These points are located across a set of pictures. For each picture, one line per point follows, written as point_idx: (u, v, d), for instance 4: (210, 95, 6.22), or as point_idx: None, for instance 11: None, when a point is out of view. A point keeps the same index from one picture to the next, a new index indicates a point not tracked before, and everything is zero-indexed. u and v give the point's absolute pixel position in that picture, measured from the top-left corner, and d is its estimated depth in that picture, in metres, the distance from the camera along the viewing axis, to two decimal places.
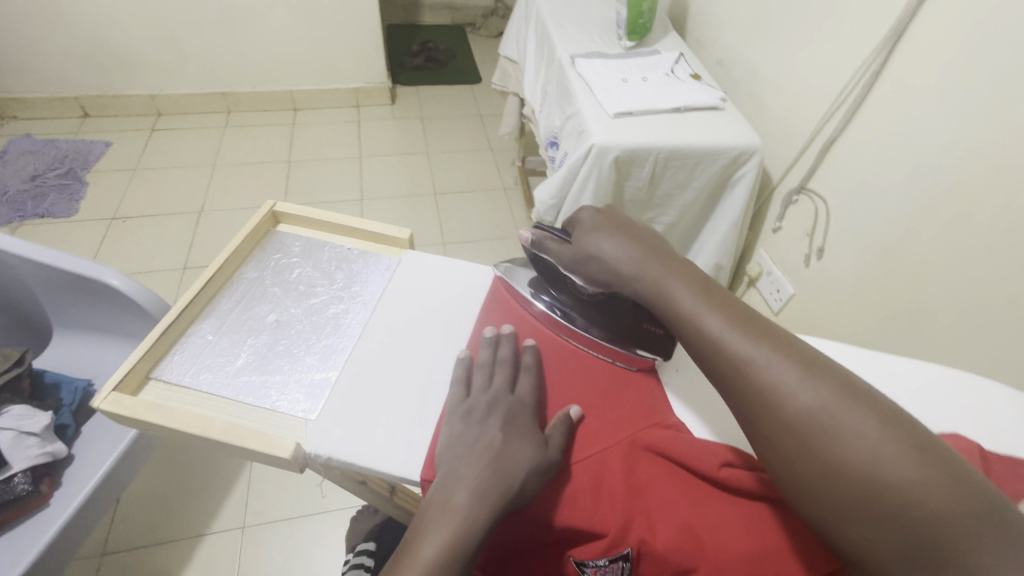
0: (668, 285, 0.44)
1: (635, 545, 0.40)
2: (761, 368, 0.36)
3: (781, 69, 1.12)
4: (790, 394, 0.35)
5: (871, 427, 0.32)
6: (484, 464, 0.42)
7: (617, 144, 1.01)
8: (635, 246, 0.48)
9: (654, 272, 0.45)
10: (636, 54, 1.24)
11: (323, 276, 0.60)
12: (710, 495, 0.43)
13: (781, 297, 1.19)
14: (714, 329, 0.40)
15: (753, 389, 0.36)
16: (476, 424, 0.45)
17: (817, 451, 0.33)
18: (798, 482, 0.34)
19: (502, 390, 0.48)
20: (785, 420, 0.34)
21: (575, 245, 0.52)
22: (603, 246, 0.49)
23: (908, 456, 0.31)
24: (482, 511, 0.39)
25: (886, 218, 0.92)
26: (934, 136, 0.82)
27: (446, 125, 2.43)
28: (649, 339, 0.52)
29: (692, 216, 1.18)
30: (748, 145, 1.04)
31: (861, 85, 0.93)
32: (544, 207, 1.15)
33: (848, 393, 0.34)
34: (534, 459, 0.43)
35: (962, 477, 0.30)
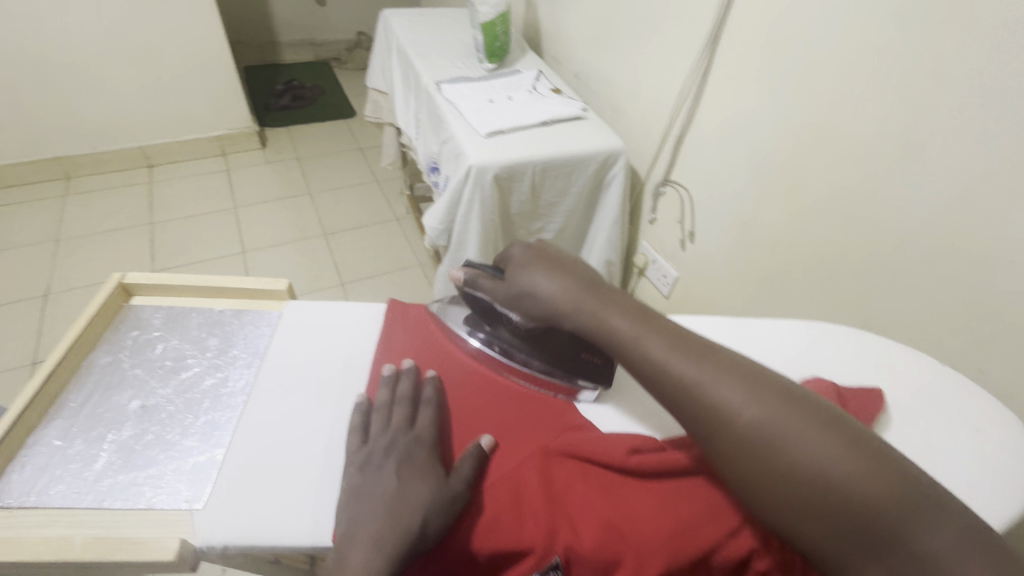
0: (607, 314, 0.48)
1: (564, 552, 0.41)
2: (711, 384, 0.42)
3: (630, 77, 1.23)
4: (735, 403, 0.40)
5: (804, 425, 0.38)
6: (384, 519, 0.41)
7: (494, 162, 1.04)
8: (571, 278, 0.52)
9: (588, 302, 0.49)
10: (498, 75, 1.29)
11: (193, 346, 0.55)
12: (625, 484, 0.45)
13: (668, 280, 1.28)
14: (660, 355, 0.44)
15: (706, 404, 0.41)
16: (373, 473, 0.44)
17: (768, 454, 0.38)
18: (757, 486, 0.38)
19: (399, 430, 0.47)
20: (739, 433, 0.40)
21: (509, 282, 0.54)
22: (543, 279, 0.52)
23: (840, 448, 0.37)
24: (381, 567, 0.39)
25: (737, 196, 1.03)
26: (760, 122, 0.94)
27: (326, 163, 2.35)
28: (587, 368, 0.54)
29: (577, 220, 1.25)
30: (612, 148, 1.13)
31: (696, 83, 1.05)
32: (434, 232, 1.14)
33: (786, 402, 0.40)
34: (434, 500, 0.42)
35: (884, 457, 0.37)
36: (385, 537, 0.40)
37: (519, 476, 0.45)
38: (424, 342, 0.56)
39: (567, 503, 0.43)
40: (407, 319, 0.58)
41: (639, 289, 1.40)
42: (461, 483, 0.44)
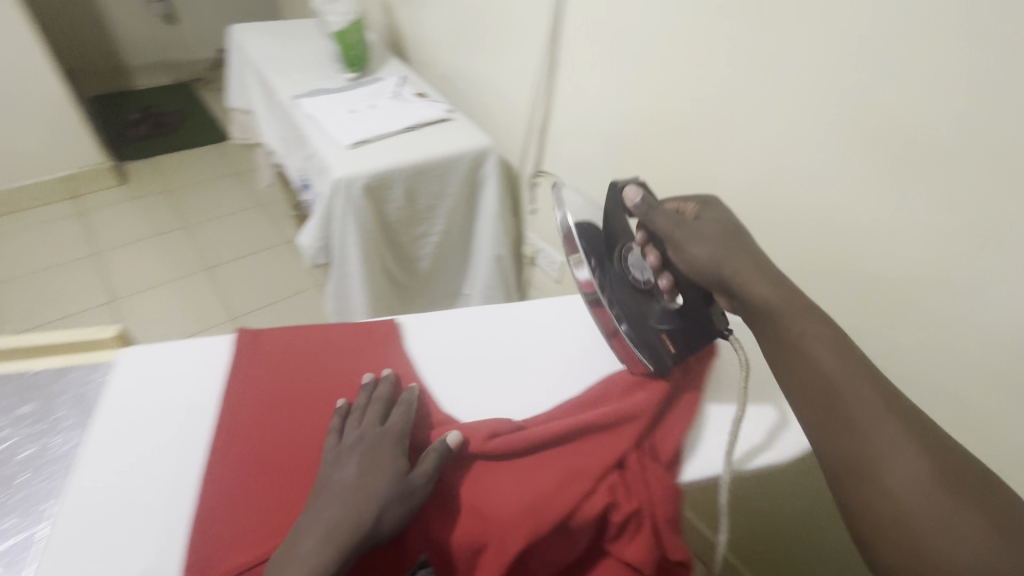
0: (747, 281, 0.49)
1: (427, 549, 0.44)
2: (821, 354, 0.45)
3: (491, 75, 1.26)
4: (836, 381, 0.44)
5: (920, 458, 0.39)
6: (339, 517, 0.40)
7: (361, 173, 1.03)
8: (730, 236, 0.52)
9: (742, 267, 0.50)
10: (359, 84, 1.27)
11: (5, 417, 0.49)
12: (485, 468, 0.48)
13: (556, 265, 1.34)
14: (824, 368, 0.44)
15: (808, 367, 0.45)
16: (334, 468, 0.44)
17: (848, 425, 0.42)
18: (828, 445, 0.43)
19: (371, 425, 0.48)
20: (876, 472, 0.40)
21: (685, 232, 0.53)
22: (711, 229, 0.53)
23: (920, 455, 0.39)
24: (332, 553, 0.38)
25: (600, 179, 1.10)
26: (606, 108, 1.01)
27: (200, 192, 2.19)
28: (656, 346, 0.53)
29: (460, 220, 1.26)
30: (480, 146, 1.15)
31: (548, 76, 1.10)
32: (312, 251, 1.11)
33: (941, 469, 0.39)
34: (393, 495, 0.43)
35: (967, 483, 0.39)
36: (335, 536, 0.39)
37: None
38: (278, 368, 0.54)
39: (429, 504, 0.45)
40: (259, 346, 0.56)
41: (532, 278, 1.44)
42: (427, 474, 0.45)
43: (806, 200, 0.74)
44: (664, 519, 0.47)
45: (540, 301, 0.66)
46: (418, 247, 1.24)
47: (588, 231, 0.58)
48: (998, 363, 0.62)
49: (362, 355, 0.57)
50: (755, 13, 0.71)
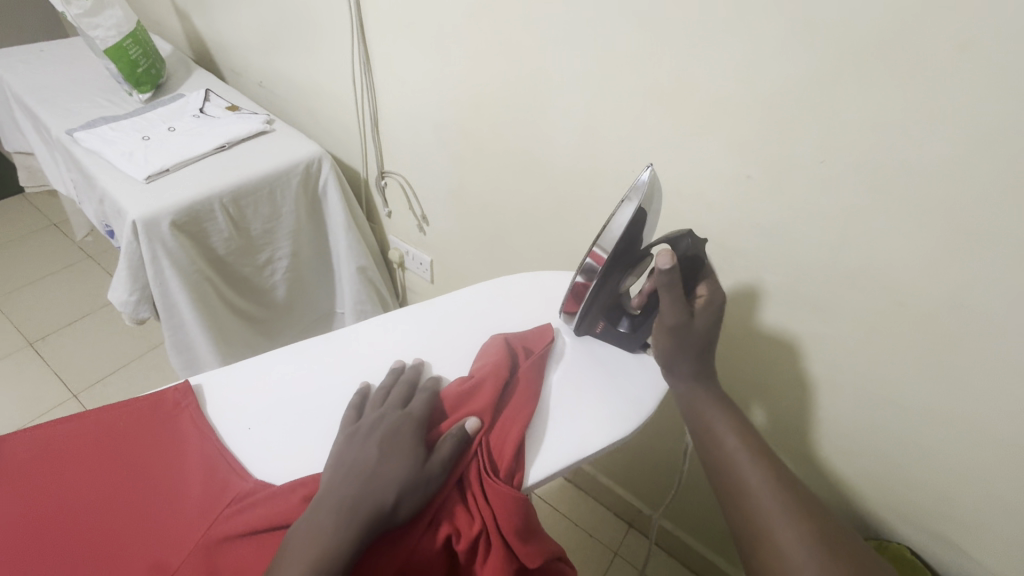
0: (676, 369, 0.55)
1: None
2: (725, 432, 0.51)
3: (309, 75, 1.16)
4: (736, 457, 0.50)
5: (800, 523, 0.45)
6: (353, 507, 0.41)
7: (163, 209, 0.89)
8: (708, 331, 0.54)
9: (690, 359, 0.54)
10: (155, 105, 1.10)
11: None
12: None
13: (425, 266, 1.28)
14: (727, 441, 0.51)
15: (715, 445, 0.51)
16: (357, 447, 0.46)
17: (745, 495, 0.48)
18: (731, 516, 0.48)
19: (392, 409, 0.49)
20: (764, 533, 0.45)
21: (679, 326, 0.52)
22: (705, 326, 0.53)
23: (808, 524, 0.45)
24: (346, 539, 0.39)
25: (443, 171, 1.05)
26: (429, 96, 0.96)
27: (3, 256, 1.84)
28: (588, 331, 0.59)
29: (308, 237, 1.15)
30: (308, 155, 1.05)
31: (365, 70, 1.02)
32: (128, 307, 0.95)
33: (820, 535, 0.44)
34: (410, 478, 0.43)
35: (846, 554, 0.43)
36: (349, 527, 0.40)
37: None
38: (31, 484, 0.44)
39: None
40: (6, 461, 0.45)
41: (406, 283, 1.37)
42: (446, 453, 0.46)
43: (625, 163, 0.75)
44: (509, 533, 0.44)
45: (364, 324, 0.60)
46: (266, 276, 1.12)
47: (624, 238, 0.52)
48: (807, 291, 0.67)
49: (146, 438, 0.48)
50: None
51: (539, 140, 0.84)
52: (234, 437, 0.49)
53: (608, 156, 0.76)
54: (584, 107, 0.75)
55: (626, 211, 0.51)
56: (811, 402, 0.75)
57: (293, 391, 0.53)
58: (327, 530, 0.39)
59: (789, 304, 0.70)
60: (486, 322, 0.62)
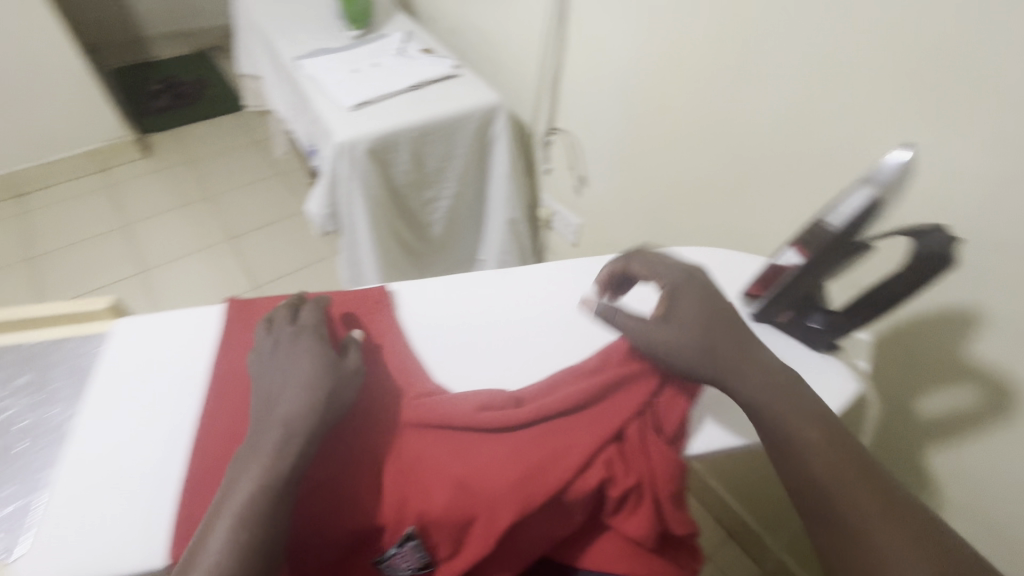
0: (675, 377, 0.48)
1: (416, 521, 0.42)
2: (808, 425, 0.43)
3: (500, 24, 1.19)
4: (813, 458, 0.42)
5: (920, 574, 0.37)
6: (286, 418, 0.42)
7: (364, 135, 0.99)
8: (692, 366, 0.46)
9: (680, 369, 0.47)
10: (364, 42, 1.22)
11: (4, 388, 0.49)
12: (477, 438, 0.46)
13: (573, 228, 1.29)
14: (807, 456, 0.42)
15: (794, 442, 0.43)
16: (266, 366, 0.47)
17: (840, 525, 0.40)
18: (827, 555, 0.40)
19: (287, 329, 0.49)
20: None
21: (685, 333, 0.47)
22: (692, 359, 0.46)
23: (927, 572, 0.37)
24: (293, 451, 0.40)
25: (616, 133, 1.04)
26: (621, 54, 0.94)
27: (218, 161, 2.20)
28: (772, 317, 0.56)
29: (472, 182, 1.22)
30: (489, 103, 1.09)
31: (559, 24, 1.02)
32: (320, 218, 1.09)
33: None
34: (330, 384, 0.45)
35: None
36: (288, 434, 0.41)
37: (366, 460, 0.44)
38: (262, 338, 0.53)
39: (418, 473, 0.44)
40: (249, 315, 0.55)
41: (549, 242, 1.40)
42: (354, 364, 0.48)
43: (853, 138, 0.68)
44: (666, 495, 0.45)
45: (540, 267, 0.62)
46: (429, 212, 1.21)
47: (849, 228, 0.47)
48: None
49: (352, 323, 0.55)
50: None
51: (747, 105, 0.78)
52: (422, 343, 0.55)
53: (831, 128, 0.69)
54: (815, 71, 0.68)
55: (859, 199, 0.46)
56: (1012, 455, 0.65)
57: (473, 317, 0.57)
58: (274, 435, 0.41)
59: (1017, 335, 0.59)
60: (660, 290, 0.60)
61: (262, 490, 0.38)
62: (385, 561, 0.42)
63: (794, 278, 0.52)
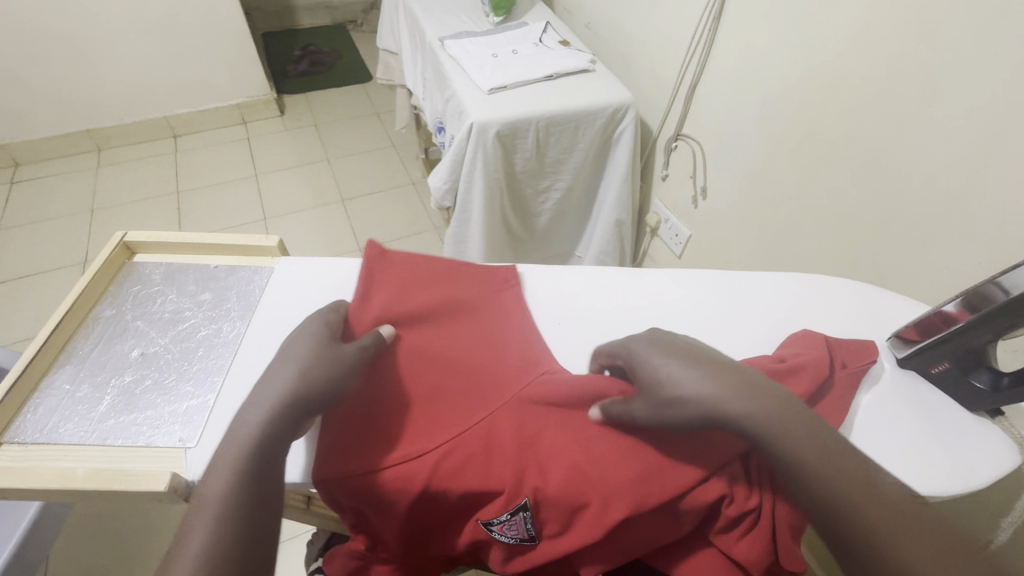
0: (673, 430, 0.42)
1: (531, 494, 0.44)
2: (800, 436, 0.39)
3: (641, 24, 1.17)
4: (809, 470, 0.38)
5: None
6: (262, 404, 0.43)
7: (495, 119, 1.02)
8: (695, 416, 0.41)
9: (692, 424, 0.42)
10: (505, 28, 1.25)
11: (189, 300, 0.57)
12: (595, 429, 0.46)
13: (680, 240, 1.25)
14: (808, 478, 0.38)
15: (783, 453, 0.39)
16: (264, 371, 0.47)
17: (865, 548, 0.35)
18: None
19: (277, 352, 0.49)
20: None
21: (657, 393, 0.43)
22: (669, 420, 0.42)
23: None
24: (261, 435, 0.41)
25: (749, 148, 0.99)
26: (773, 66, 0.89)
27: (342, 127, 2.37)
28: (921, 370, 0.52)
29: (586, 178, 1.22)
30: (620, 101, 1.09)
31: (708, 29, 0.99)
32: (439, 193, 1.14)
33: None
34: (317, 367, 0.45)
35: None
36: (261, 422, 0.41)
37: (490, 425, 0.47)
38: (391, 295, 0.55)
39: (536, 450, 0.45)
40: (386, 264, 0.57)
41: (651, 249, 1.37)
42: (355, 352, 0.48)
43: None
44: (783, 528, 0.43)
45: (669, 272, 0.63)
46: (539, 202, 1.23)
47: None
48: None
49: (479, 298, 0.58)
50: None
51: (921, 134, 0.72)
52: (546, 327, 0.57)
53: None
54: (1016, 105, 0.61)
55: None
56: None
57: (601, 309, 0.59)
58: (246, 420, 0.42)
59: None
60: (793, 318, 0.58)
61: (245, 468, 0.38)
62: (494, 525, 0.45)
63: (953, 336, 0.48)
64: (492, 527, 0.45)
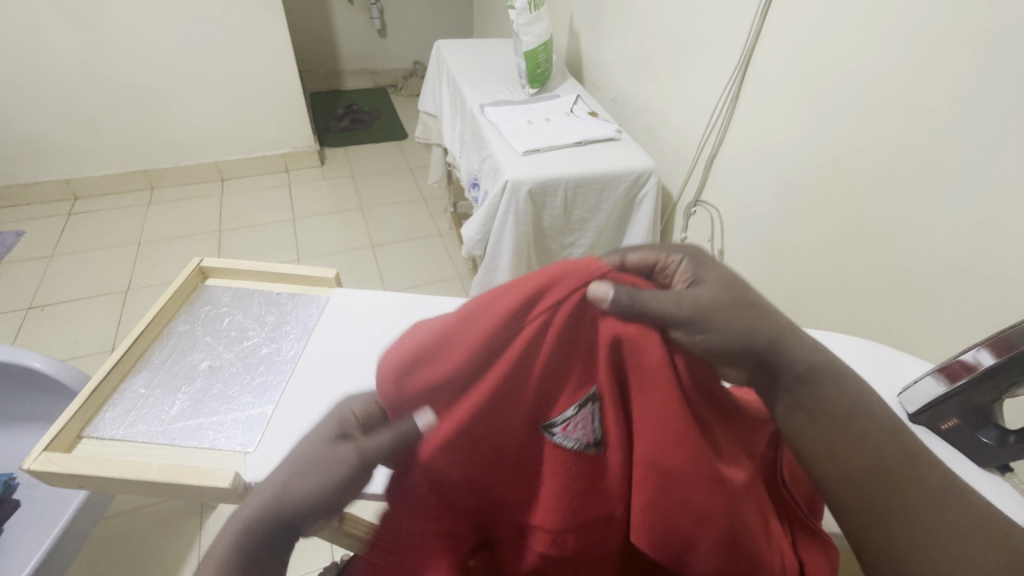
0: (717, 323, 0.43)
1: (601, 387, 0.41)
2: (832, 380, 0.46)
3: (663, 101, 1.29)
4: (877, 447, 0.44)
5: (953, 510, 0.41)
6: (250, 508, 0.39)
7: (529, 177, 1.11)
8: (737, 334, 0.44)
9: (729, 321, 0.44)
10: (539, 99, 1.38)
11: (254, 320, 0.63)
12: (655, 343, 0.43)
13: None
14: (849, 410, 0.45)
15: (849, 416, 0.45)
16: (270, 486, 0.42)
17: (883, 464, 0.43)
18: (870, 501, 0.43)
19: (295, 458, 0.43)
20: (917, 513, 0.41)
21: (709, 283, 0.47)
22: (712, 329, 0.43)
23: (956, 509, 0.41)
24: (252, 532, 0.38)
25: (765, 215, 1.06)
26: (786, 143, 0.98)
27: (377, 179, 2.52)
28: (934, 426, 0.55)
29: (608, 236, 1.29)
30: (644, 167, 1.18)
31: (726, 108, 1.10)
32: (472, 242, 1.22)
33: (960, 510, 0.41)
34: (310, 478, 0.39)
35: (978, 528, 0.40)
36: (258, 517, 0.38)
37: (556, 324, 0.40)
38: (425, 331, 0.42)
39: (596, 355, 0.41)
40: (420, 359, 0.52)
41: None
42: (352, 449, 0.40)
43: None
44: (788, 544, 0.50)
45: None
46: (563, 256, 1.30)
47: None
48: None
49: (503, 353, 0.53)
50: (984, 59, 0.67)
51: (928, 211, 0.77)
52: None
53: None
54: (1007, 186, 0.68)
55: None
56: None
57: None
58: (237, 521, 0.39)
59: None
60: None
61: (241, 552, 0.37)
62: (556, 425, 0.41)
63: (963, 389, 0.51)
64: (553, 429, 0.41)
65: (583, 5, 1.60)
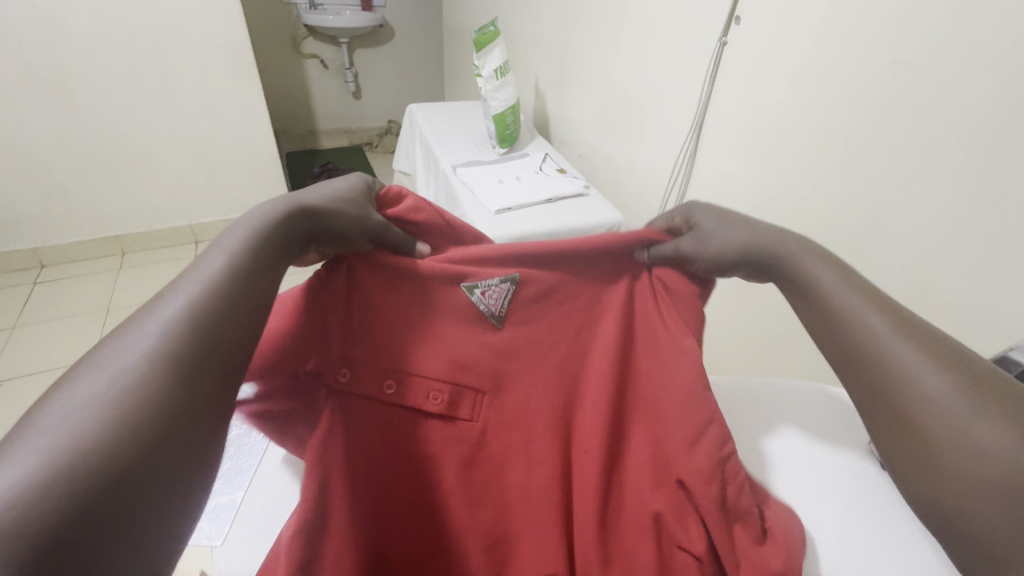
0: (704, 246, 0.63)
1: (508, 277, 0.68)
2: (829, 277, 0.53)
3: (628, 156, 1.36)
4: (858, 315, 0.49)
5: (942, 366, 0.42)
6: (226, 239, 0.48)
7: (501, 236, 1.14)
8: (737, 250, 0.61)
9: (716, 246, 0.62)
10: (509, 158, 1.44)
11: None
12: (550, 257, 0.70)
13: None
14: (847, 304, 0.50)
15: (834, 295, 0.52)
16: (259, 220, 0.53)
17: (855, 328, 0.48)
18: (858, 372, 0.47)
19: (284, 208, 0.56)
20: (885, 368, 0.45)
21: (697, 231, 0.65)
22: (703, 255, 0.64)
23: (943, 364, 0.42)
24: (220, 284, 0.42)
25: None
26: (746, 196, 1.04)
27: None
28: None
29: None
30: (612, 221, 1.22)
31: (686, 162, 1.16)
32: None
33: (939, 355, 0.43)
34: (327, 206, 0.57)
35: (973, 380, 0.41)
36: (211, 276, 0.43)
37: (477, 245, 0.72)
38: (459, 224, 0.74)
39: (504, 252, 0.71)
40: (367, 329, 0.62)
41: None
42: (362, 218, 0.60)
43: (998, 299, 0.70)
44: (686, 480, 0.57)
45: None
46: None
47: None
48: None
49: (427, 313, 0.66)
50: (917, 118, 0.74)
51: (880, 252, 0.83)
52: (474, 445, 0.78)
53: (973, 285, 0.73)
54: (954, 232, 0.73)
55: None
56: None
57: None
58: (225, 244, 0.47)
59: None
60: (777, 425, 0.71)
61: (183, 333, 0.38)
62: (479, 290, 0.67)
63: None
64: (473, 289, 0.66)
65: (546, 70, 1.70)
